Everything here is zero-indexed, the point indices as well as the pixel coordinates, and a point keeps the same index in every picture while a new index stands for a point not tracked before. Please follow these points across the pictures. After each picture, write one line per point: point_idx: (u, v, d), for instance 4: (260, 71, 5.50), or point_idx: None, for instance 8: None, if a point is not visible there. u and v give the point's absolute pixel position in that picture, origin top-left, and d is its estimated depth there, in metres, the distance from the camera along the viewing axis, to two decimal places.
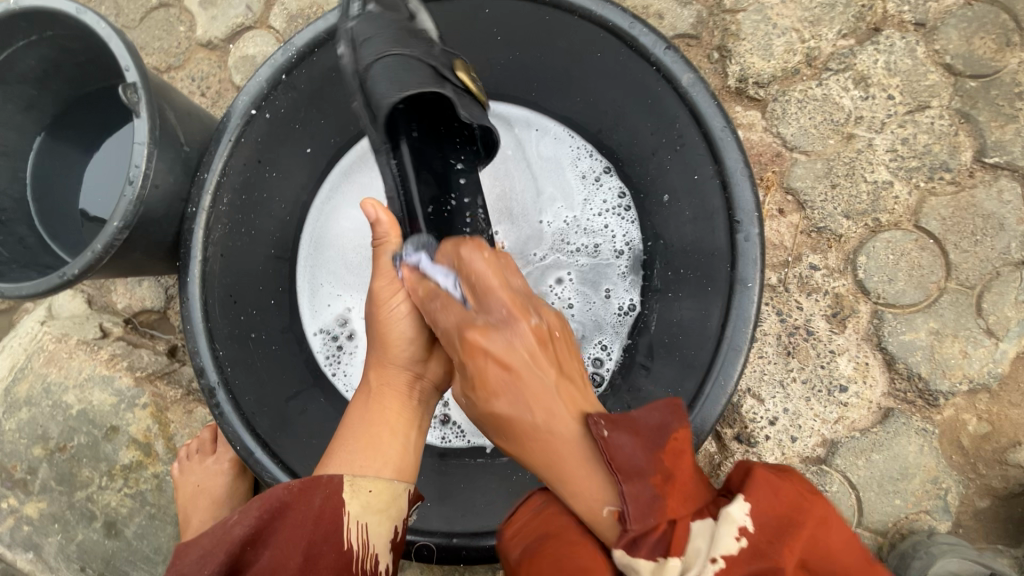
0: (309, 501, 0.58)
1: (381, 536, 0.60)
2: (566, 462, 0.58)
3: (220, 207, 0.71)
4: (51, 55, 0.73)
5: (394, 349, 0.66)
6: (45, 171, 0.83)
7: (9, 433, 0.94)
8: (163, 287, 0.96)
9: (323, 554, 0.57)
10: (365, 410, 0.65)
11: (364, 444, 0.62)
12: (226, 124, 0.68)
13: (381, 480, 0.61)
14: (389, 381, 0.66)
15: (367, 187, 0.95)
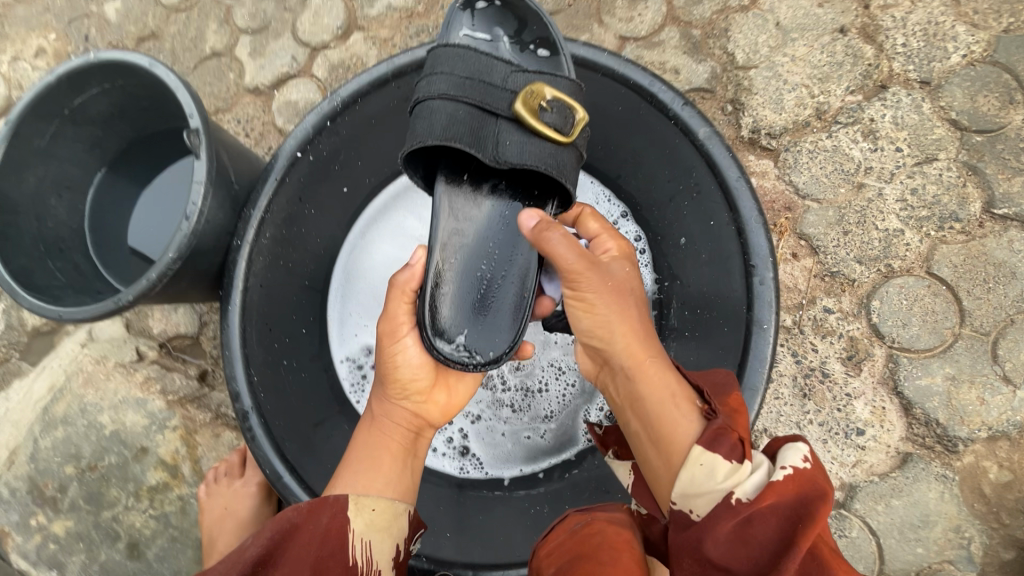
0: (318, 517, 0.60)
1: (384, 553, 0.62)
2: (665, 377, 0.60)
3: (262, 241, 0.76)
4: (119, 100, 0.81)
5: (396, 385, 0.68)
6: (101, 204, 0.89)
7: (44, 450, 0.98)
8: (198, 314, 1.01)
9: (330, 570, 0.59)
10: (366, 440, 0.66)
11: (364, 465, 0.64)
12: (273, 165, 0.74)
13: (383, 500, 0.62)
14: (389, 414, 0.68)
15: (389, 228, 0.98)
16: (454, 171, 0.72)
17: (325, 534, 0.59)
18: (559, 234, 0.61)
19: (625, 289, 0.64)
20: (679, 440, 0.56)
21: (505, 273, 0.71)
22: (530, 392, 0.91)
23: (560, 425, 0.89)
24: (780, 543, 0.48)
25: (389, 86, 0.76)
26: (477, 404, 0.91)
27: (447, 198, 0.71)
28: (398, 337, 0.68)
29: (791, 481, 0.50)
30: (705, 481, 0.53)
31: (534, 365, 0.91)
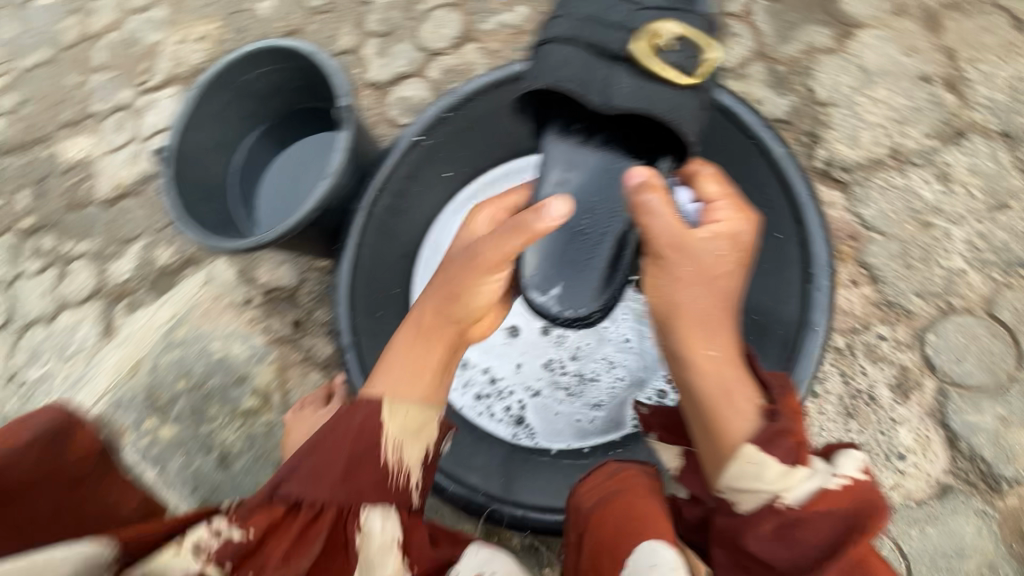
0: (352, 415, 0.64)
1: (414, 455, 0.66)
2: (728, 363, 0.63)
3: (377, 208, 0.91)
4: (280, 79, 0.98)
5: (452, 310, 0.68)
6: (248, 163, 1.06)
7: (163, 364, 1.15)
8: (300, 269, 1.17)
9: (362, 466, 0.63)
10: (411, 356, 0.68)
11: (404, 375, 0.66)
12: (397, 146, 0.90)
13: (417, 407, 0.66)
14: (437, 329, 0.69)
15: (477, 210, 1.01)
16: (568, 119, 0.81)
17: (360, 431, 0.63)
18: (659, 210, 0.65)
19: (708, 275, 0.64)
20: (736, 430, 0.59)
21: (599, 237, 0.80)
22: (585, 380, 0.97)
23: (610, 413, 0.95)
24: (823, 548, 0.55)
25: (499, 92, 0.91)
26: (537, 380, 0.98)
27: (557, 142, 0.81)
28: (494, 272, 0.68)
29: (846, 492, 0.56)
30: (753, 481, 0.57)
31: (592, 355, 0.97)
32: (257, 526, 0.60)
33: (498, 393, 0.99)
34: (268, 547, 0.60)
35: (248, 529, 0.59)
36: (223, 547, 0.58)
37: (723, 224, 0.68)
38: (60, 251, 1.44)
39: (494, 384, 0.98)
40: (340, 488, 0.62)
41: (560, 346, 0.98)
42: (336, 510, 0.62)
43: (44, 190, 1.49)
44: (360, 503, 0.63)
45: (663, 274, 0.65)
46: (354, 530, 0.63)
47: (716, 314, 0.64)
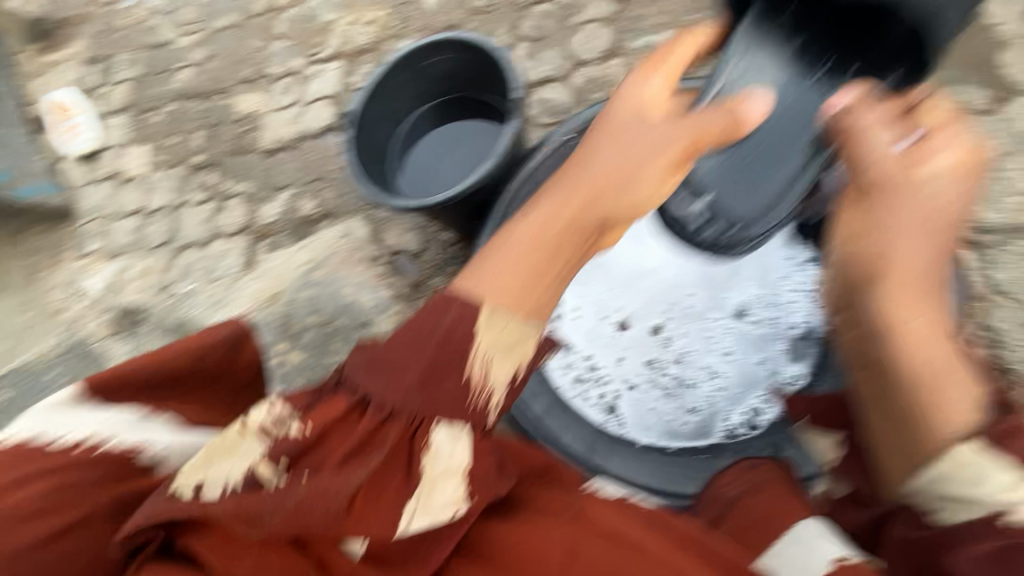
0: (439, 319, 0.63)
1: (502, 373, 0.64)
2: (927, 316, 0.72)
3: (523, 193, 1.02)
4: (454, 66, 1.13)
5: (591, 207, 0.69)
6: (409, 134, 1.21)
7: (301, 299, 1.31)
8: (423, 237, 1.34)
9: (446, 373, 0.62)
10: (527, 255, 0.66)
11: (507, 280, 0.64)
12: (550, 142, 1.02)
13: (514, 322, 0.63)
14: (569, 228, 0.68)
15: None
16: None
17: (445, 338, 0.62)
18: (877, 156, 0.74)
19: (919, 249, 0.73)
20: (925, 364, 0.70)
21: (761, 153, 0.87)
22: (684, 385, 1.08)
23: (701, 420, 1.06)
24: None
25: None
26: (637, 377, 1.09)
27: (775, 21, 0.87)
28: (675, 170, 0.74)
29: None
30: (972, 487, 0.65)
31: (693, 363, 1.08)
32: (315, 422, 0.62)
33: (596, 380, 1.09)
34: (327, 445, 0.62)
35: (306, 426, 0.62)
36: (283, 446, 0.61)
37: (938, 171, 0.72)
38: (221, 188, 1.67)
39: (596, 372, 1.09)
40: (416, 393, 0.62)
41: (664, 350, 1.09)
42: (406, 418, 0.63)
43: (218, 135, 1.74)
44: (432, 414, 0.63)
45: (883, 214, 0.73)
46: (422, 446, 0.62)
47: (921, 272, 0.73)
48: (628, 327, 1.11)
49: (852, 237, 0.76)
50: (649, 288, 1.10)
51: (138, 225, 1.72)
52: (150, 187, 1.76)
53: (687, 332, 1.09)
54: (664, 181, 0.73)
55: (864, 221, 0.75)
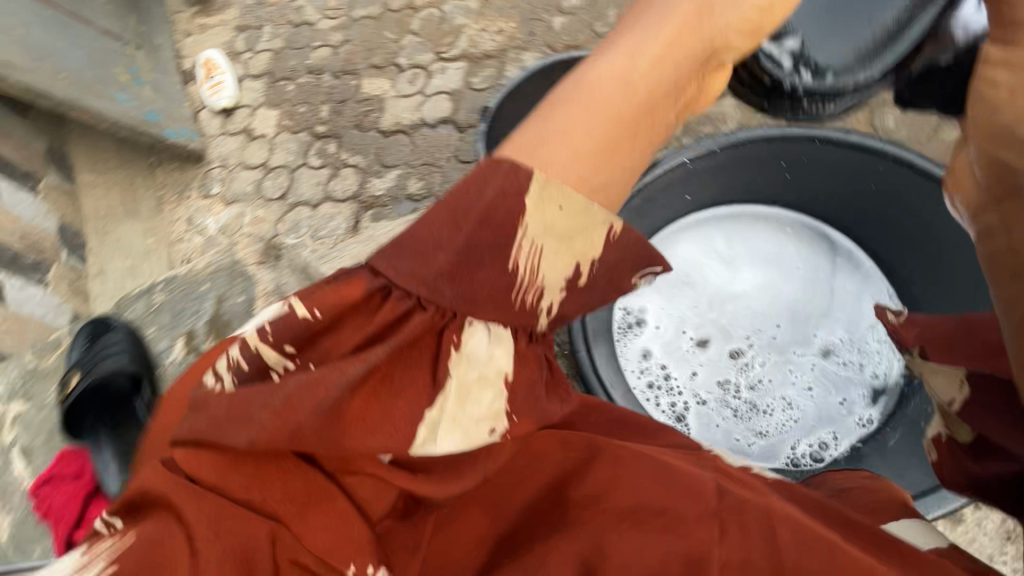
0: (481, 193, 0.61)
1: (551, 261, 0.64)
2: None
3: (636, 202, 1.11)
4: None
5: (681, 50, 0.63)
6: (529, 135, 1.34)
7: None
8: None
9: (483, 256, 0.62)
10: (580, 133, 0.61)
11: (562, 144, 0.61)
12: (671, 161, 1.07)
13: (570, 198, 0.61)
14: (629, 94, 0.61)
15: (703, 237, 1.24)
16: None
17: (486, 215, 0.60)
18: None
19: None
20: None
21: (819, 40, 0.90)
22: (755, 410, 1.14)
23: (766, 446, 1.11)
24: None
25: (770, 141, 1.05)
26: (708, 394, 1.15)
27: None
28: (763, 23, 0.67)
29: None
30: None
31: (768, 392, 1.14)
32: (324, 309, 0.61)
33: (668, 390, 1.15)
34: (341, 332, 0.63)
35: (315, 310, 0.61)
36: (286, 331, 0.61)
37: None
38: (338, 157, 1.84)
39: (669, 381, 1.15)
40: (445, 284, 0.62)
41: (739, 373, 1.16)
42: (435, 310, 0.62)
43: (342, 110, 1.92)
44: (467, 310, 0.63)
45: None
46: (450, 343, 0.63)
47: None
48: (708, 344, 1.18)
49: (1007, 98, 0.48)
50: (734, 311, 1.19)
51: (258, 178, 1.90)
52: (274, 146, 1.94)
53: (766, 361, 1.16)
54: (711, 58, 0.65)
55: (1010, 79, 0.48)
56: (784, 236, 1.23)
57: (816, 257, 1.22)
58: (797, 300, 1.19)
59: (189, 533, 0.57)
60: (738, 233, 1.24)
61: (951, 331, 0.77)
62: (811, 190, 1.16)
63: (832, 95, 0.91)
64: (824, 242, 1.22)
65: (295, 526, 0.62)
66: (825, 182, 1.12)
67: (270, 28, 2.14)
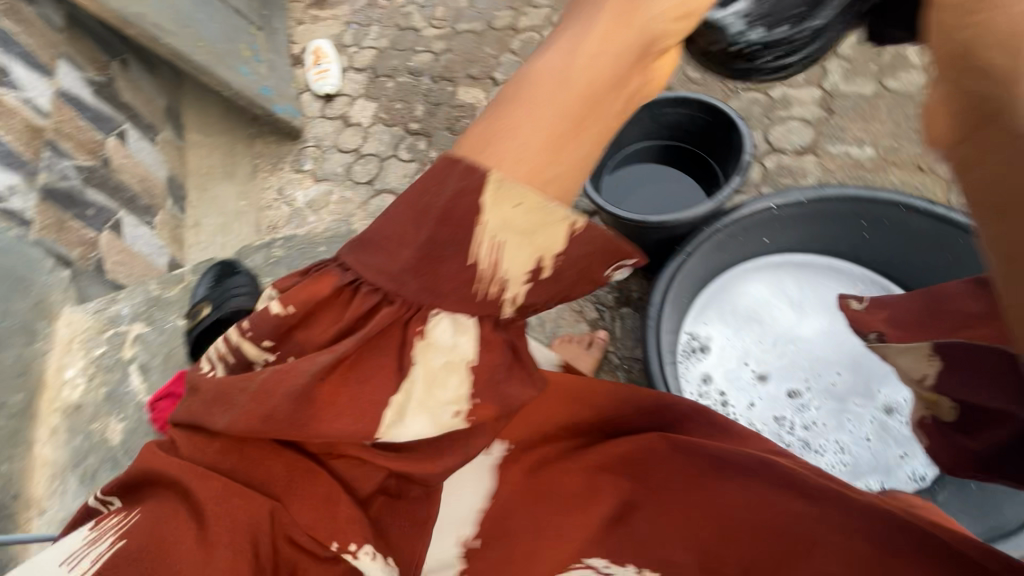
0: (439, 192, 0.56)
1: (515, 223, 0.55)
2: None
3: (719, 235, 1.21)
4: (684, 120, 1.35)
5: (624, 30, 0.54)
6: (621, 162, 1.45)
7: None
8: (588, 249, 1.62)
9: (447, 250, 0.57)
10: (538, 102, 0.54)
11: (526, 119, 0.54)
12: (759, 203, 1.20)
13: (525, 171, 0.54)
14: (598, 62, 0.54)
15: (775, 280, 1.33)
16: None
17: (448, 211, 0.56)
18: None
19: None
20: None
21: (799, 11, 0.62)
22: (808, 449, 1.18)
23: None
24: None
25: (852, 201, 1.17)
26: (763, 426, 1.20)
27: None
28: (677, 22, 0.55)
29: None
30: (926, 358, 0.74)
31: (822, 434, 1.19)
32: (298, 302, 0.61)
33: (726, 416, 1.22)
34: (317, 321, 0.63)
35: (288, 304, 0.61)
36: (259, 329, 0.62)
37: None
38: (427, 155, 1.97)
39: (729, 408, 1.22)
40: (409, 276, 0.59)
41: (796, 411, 1.21)
42: (401, 304, 0.61)
43: (436, 112, 2.07)
44: (433, 301, 0.60)
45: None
46: (416, 334, 0.61)
47: None
48: (767, 380, 1.24)
49: (962, 19, 0.43)
50: (796, 352, 1.26)
51: (348, 162, 2.04)
52: (367, 135, 2.08)
53: (822, 405, 1.22)
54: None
55: None
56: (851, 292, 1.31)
57: None
58: (864, 353, 1.24)
59: (197, 518, 0.63)
60: (808, 282, 1.33)
61: (922, 309, 0.78)
62: (881, 252, 1.25)
63: (789, 49, 0.64)
64: None
65: (290, 504, 0.67)
66: (896, 246, 1.22)
67: (378, 29, 2.32)
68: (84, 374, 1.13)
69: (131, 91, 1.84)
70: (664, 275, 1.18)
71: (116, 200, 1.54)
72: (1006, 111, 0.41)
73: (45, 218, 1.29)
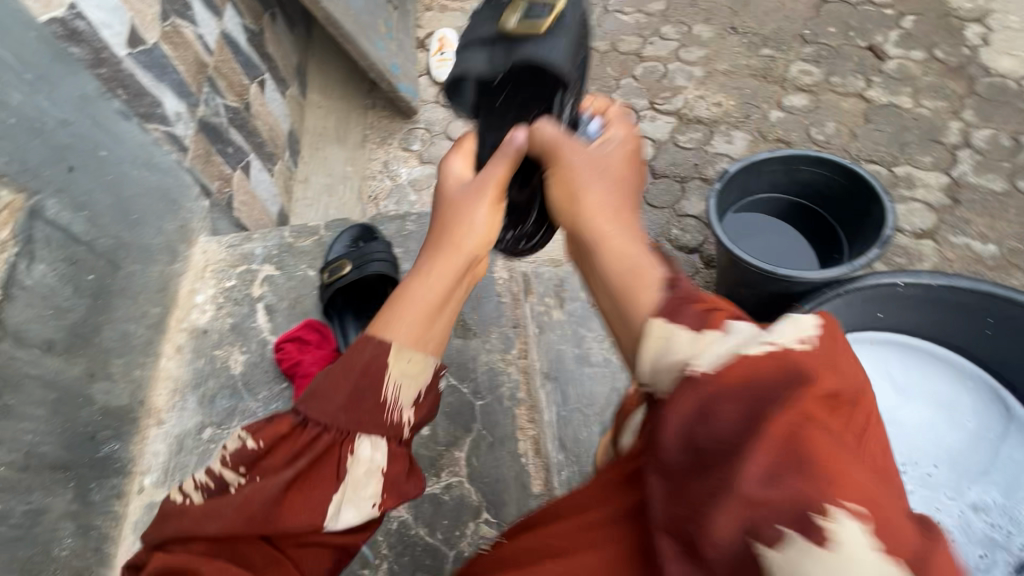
0: (360, 354, 0.61)
1: (407, 388, 0.61)
2: (634, 237, 0.63)
3: (839, 302, 1.22)
4: (818, 181, 1.36)
5: (459, 235, 0.67)
6: (742, 209, 1.46)
7: None
8: None
9: (364, 400, 0.60)
10: (428, 289, 0.63)
11: (413, 321, 0.62)
12: (886, 280, 1.20)
13: (418, 354, 0.62)
14: (456, 255, 0.65)
15: (883, 356, 1.32)
16: None
17: (368, 365, 0.60)
18: (606, 143, 0.72)
19: (600, 167, 0.69)
20: (631, 262, 0.60)
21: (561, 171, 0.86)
22: None
23: None
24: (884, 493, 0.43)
25: (984, 297, 1.16)
26: None
27: None
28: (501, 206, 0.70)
29: (769, 356, 0.46)
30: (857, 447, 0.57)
31: None
32: (262, 438, 0.60)
33: None
34: (274, 458, 0.60)
35: (257, 439, 0.60)
36: (238, 452, 0.61)
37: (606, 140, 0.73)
38: None
39: None
40: (342, 414, 0.60)
41: None
42: (336, 432, 0.60)
43: None
44: (354, 429, 0.60)
45: (563, 169, 0.69)
46: (344, 457, 0.60)
47: (607, 218, 0.64)
48: None
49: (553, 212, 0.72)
50: (892, 433, 1.25)
51: None
52: None
53: (911, 492, 1.20)
54: (498, 216, 0.69)
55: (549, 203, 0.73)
56: (960, 386, 1.28)
57: (986, 417, 1.25)
58: (961, 451, 1.22)
59: None
60: (916, 367, 1.31)
61: None
62: (1000, 353, 1.23)
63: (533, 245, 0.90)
64: (999, 405, 1.26)
65: None
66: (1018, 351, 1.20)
67: None
68: (213, 302, 1.18)
69: (272, 43, 1.91)
70: None
71: (249, 144, 1.63)
72: (596, 249, 0.62)
73: (197, 147, 1.34)
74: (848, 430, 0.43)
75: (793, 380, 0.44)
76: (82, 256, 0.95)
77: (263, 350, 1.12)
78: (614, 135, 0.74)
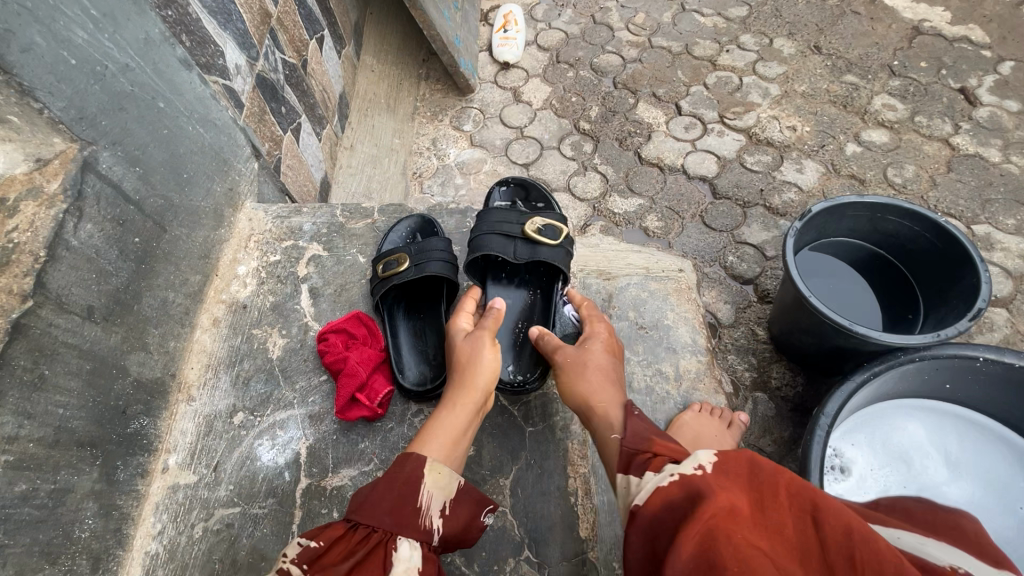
0: (401, 469, 0.76)
1: (438, 493, 0.75)
2: (613, 402, 0.86)
3: (910, 368, 1.14)
4: (905, 234, 1.27)
5: (472, 379, 0.88)
6: (815, 248, 1.38)
7: (633, 292, 1.44)
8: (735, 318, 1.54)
9: (406, 505, 0.73)
10: (453, 419, 0.83)
11: (440, 442, 0.81)
12: (965, 352, 1.12)
13: (443, 467, 0.78)
14: (473, 391, 0.86)
15: (937, 427, 1.27)
16: None
17: (410, 477, 0.75)
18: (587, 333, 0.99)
19: (585, 358, 0.92)
20: (610, 415, 0.84)
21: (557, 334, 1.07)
22: None
23: None
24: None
25: None
26: None
27: None
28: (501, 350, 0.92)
29: (676, 485, 0.63)
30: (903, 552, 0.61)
31: None
32: (320, 538, 0.68)
33: None
34: (330, 556, 0.66)
35: (314, 539, 0.68)
36: (301, 552, 0.67)
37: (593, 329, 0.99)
38: (589, 157, 1.89)
39: None
40: (385, 517, 0.71)
41: None
42: (382, 533, 0.69)
43: (609, 118, 1.97)
44: (398, 531, 0.70)
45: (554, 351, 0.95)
46: (389, 555, 0.68)
47: (595, 386, 0.88)
48: None
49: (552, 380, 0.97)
50: None
51: (509, 137, 1.98)
52: (535, 116, 2.01)
53: None
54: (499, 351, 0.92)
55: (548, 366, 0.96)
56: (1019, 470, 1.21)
57: None
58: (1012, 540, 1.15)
59: None
60: (973, 443, 1.25)
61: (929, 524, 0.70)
62: None
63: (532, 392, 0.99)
64: None
65: None
66: None
67: (571, 14, 2.25)
68: (255, 276, 1.13)
69: None
70: (847, 384, 1.12)
71: (301, 105, 1.54)
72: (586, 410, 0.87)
73: (253, 104, 1.25)
74: (749, 519, 0.57)
75: (690, 498, 0.60)
76: (130, 217, 0.88)
77: (304, 337, 1.07)
78: (598, 326, 1.00)
